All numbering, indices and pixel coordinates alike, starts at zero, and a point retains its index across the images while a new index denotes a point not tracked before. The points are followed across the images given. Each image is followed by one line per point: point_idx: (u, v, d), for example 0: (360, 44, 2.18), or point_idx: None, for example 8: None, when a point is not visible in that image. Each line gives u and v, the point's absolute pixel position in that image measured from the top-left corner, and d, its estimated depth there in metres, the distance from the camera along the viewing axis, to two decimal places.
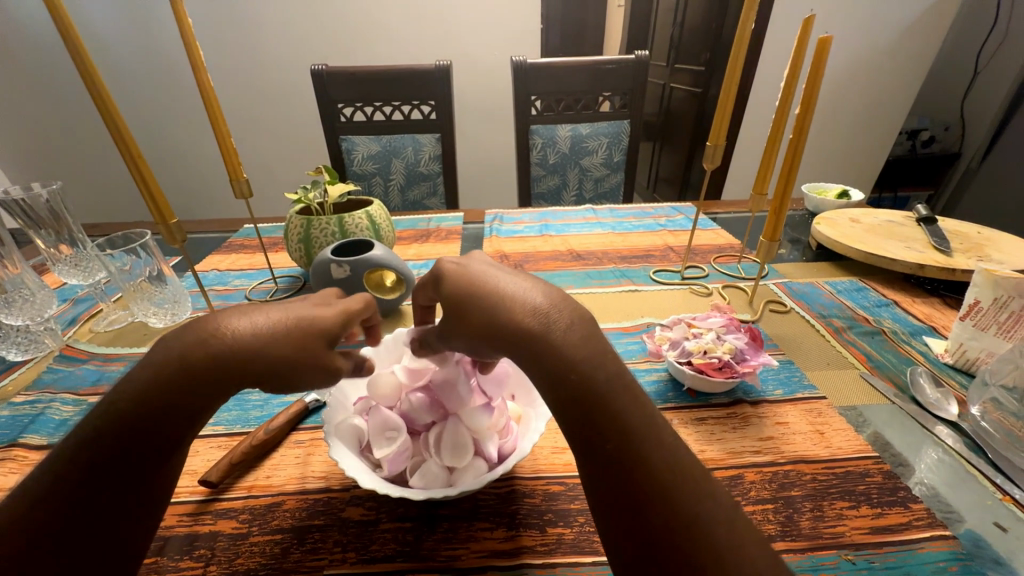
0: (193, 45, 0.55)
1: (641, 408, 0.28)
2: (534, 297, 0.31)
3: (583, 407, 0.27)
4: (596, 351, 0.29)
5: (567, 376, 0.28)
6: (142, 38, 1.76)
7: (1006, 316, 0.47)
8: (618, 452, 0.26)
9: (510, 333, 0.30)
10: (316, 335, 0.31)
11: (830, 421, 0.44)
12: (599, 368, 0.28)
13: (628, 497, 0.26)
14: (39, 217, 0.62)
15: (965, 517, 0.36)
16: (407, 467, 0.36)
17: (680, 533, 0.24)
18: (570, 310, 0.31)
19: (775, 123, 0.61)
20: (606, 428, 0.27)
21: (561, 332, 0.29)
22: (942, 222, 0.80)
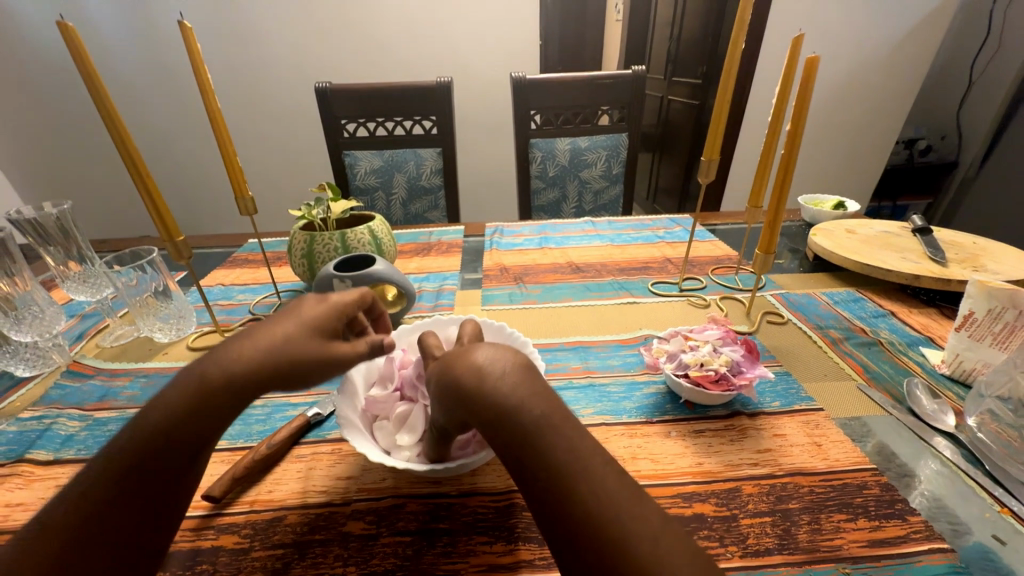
0: (202, 72, 0.57)
1: (581, 449, 0.25)
2: (476, 355, 0.30)
3: (523, 457, 0.25)
4: (529, 391, 0.27)
5: (504, 425, 0.26)
6: (150, 57, 1.81)
7: (1000, 328, 0.48)
8: (560, 503, 0.23)
9: (452, 389, 0.29)
10: (314, 332, 0.35)
11: (828, 433, 0.44)
12: (534, 407, 0.26)
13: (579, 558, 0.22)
14: (50, 235, 0.64)
15: (967, 528, 0.36)
16: (376, 415, 0.42)
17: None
18: (511, 359, 0.29)
19: (769, 138, 0.62)
20: (545, 476, 0.24)
21: (499, 381, 0.27)
22: (938, 232, 0.80)
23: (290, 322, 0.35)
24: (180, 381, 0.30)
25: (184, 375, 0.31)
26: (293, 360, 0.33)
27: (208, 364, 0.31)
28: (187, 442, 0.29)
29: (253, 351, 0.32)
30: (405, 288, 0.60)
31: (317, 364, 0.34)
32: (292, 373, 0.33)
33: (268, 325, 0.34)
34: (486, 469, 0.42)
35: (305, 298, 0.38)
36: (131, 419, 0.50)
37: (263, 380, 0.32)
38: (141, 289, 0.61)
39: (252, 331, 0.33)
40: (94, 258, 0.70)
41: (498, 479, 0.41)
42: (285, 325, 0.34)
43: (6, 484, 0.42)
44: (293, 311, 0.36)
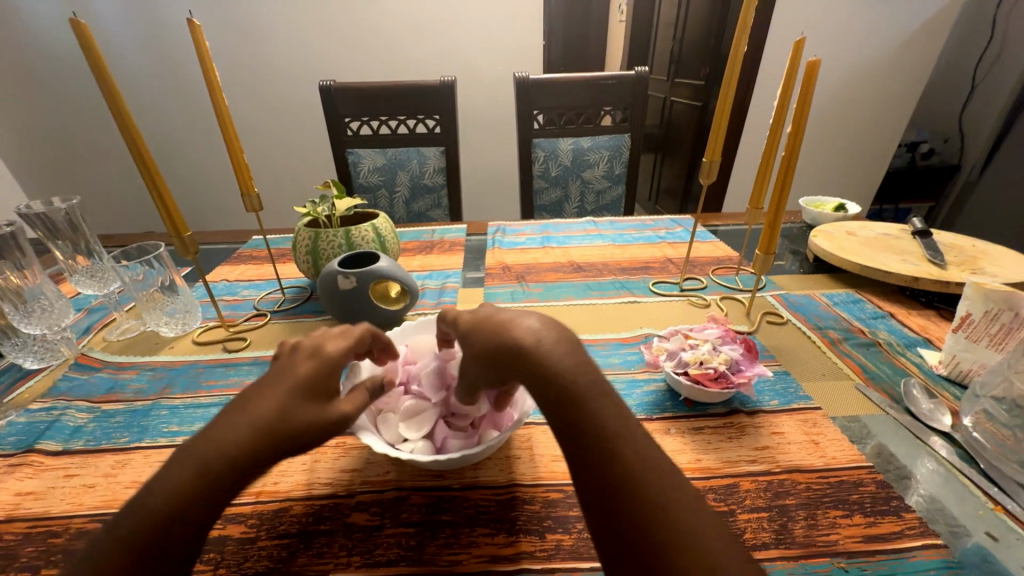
0: (209, 68, 0.57)
1: (617, 413, 0.30)
2: (530, 321, 0.35)
3: (563, 409, 0.30)
4: (576, 358, 0.33)
5: (551, 381, 0.31)
6: (156, 54, 1.82)
7: (996, 329, 0.48)
8: (593, 450, 0.29)
9: (506, 349, 0.34)
10: (309, 395, 0.34)
11: (825, 431, 0.45)
12: (578, 370, 0.32)
13: (601, 496, 0.27)
14: (58, 229, 0.64)
15: (966, 528, 0.36)
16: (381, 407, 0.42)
17: (649, 528, 0.25)
18: (560, 330, 0.35)
19: (770, 139, 0.63)
20: (583, 429, 0.29)
21: (550, 345, 0.33)
22: (938, 234, 0.81)
23: (281, 388, 0.34)
24: (182, 461, 0.29)
25: (180, 456, 0.30)
26: (293, 431, 0.32)
27: (209, 439, 0.30)
28: (186, 530, 0.28)
29: (247, 428, 0.31)
30: (409, 285, 0.61)
31: (320, 430, 0.33)
32: (295, 443, 0.32)
33: (259, 395, 0.33)
34: (488, 463, 0.43)
35: (296, 352, 0.37)
36: (139, 411, 0.51)
37: (263, 456, 0.31)
38: (148, 283, 0.61)
39: (241, 405, 0.32)
40: (101, 253, 0.71)
41: (500, 472, 0.42)
42: (277, 392, 0.33)
43: (17, 474, 0.43)
44: (281, 373, 0.35)
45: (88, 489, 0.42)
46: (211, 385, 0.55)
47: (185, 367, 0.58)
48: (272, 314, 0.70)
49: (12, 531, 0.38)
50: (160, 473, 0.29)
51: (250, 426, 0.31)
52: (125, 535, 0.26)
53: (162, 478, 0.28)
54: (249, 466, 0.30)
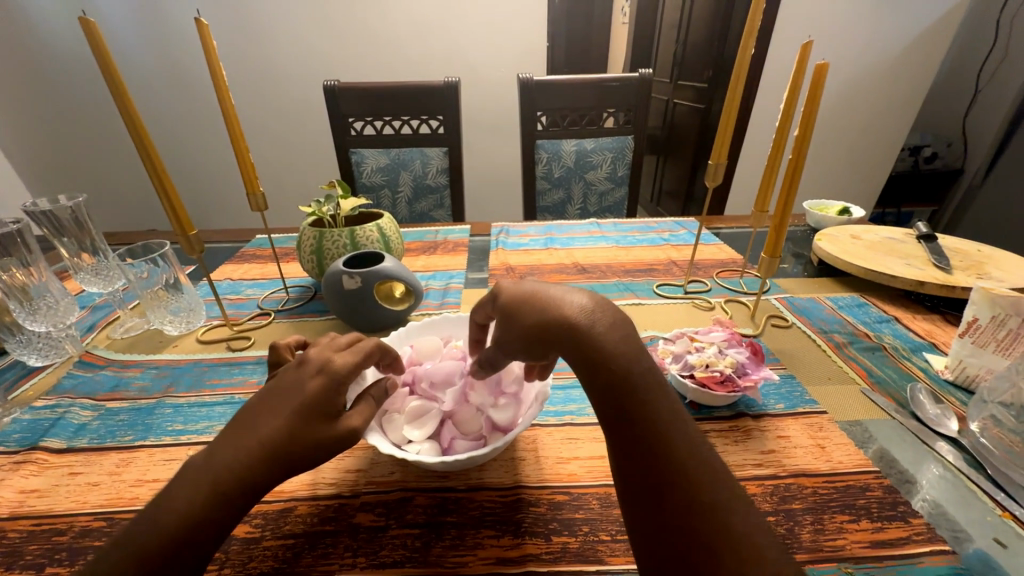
0: (217, 69, 0.57)
1: (667, 404, 0.32)
2: (581, 301, 0.36)
3: (616, 393, 0.31)
4: (629, 345, 0.34)
5: (606, 365, 0.32)
6: (160, 53, 1.82)
7: (1003, 334, 0.48)
8: (645, 436, 0.30)
9: (559, 326, 0.35)
10: (316, 413, 0.33)
11: (831, 436, 0.45)
12: (633, 355, 0.33)
13: (648, 478, 0.29)
14: (64, 226, 0.64)
15: (971, 535, 0.36)
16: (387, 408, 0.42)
17: (698, 511, 0.27)
18: (610, 313, 0.35)
19: (776, 142, 0.63)
20: (634, 410, 0.31)
21: (603, 329, 0.34)
22: (943, 239, 0.81)
23: (286, 408, 0.33)
24: (194, 477, 0.30)
25: (198, 466, 0.30)
26: (296, 452, 0.32)
27: (219, 458, 0.30)
28: (196, 546, 0.28)
29: (254, 447, 0.31)
30: (413, 286, 0.61)
31: (327, 448, 0.33)
32: (298, 464, 0.32)
33: (267, 414, 0.33)
34: (493, 465, 0.43)
35: (304, 368, 0.35)
36: (143, 409, 0.51)
37: (268, 475, 0.31)
38: (152, 281, 0.61)
39: (251, 423, 0.33)
40: (106, 251, 0.71)
41: (504, 474, 0.42)
42: (282, 412, 0.33)
43: (21, 471, 0.43)
44: (288, 391, 0.34)
45: (92, 487, 0.41)
46: (214, 383, 0.54)
47: (189, 366, 0.58)
48: (276, 313, 0.70)
49: (16, 529, 0.38)
50: (178, 483, 0.30)
51: (256, 446, 0.31)
52: (136, 550, 0.27)
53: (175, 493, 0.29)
54: (256, 485, 0.30)
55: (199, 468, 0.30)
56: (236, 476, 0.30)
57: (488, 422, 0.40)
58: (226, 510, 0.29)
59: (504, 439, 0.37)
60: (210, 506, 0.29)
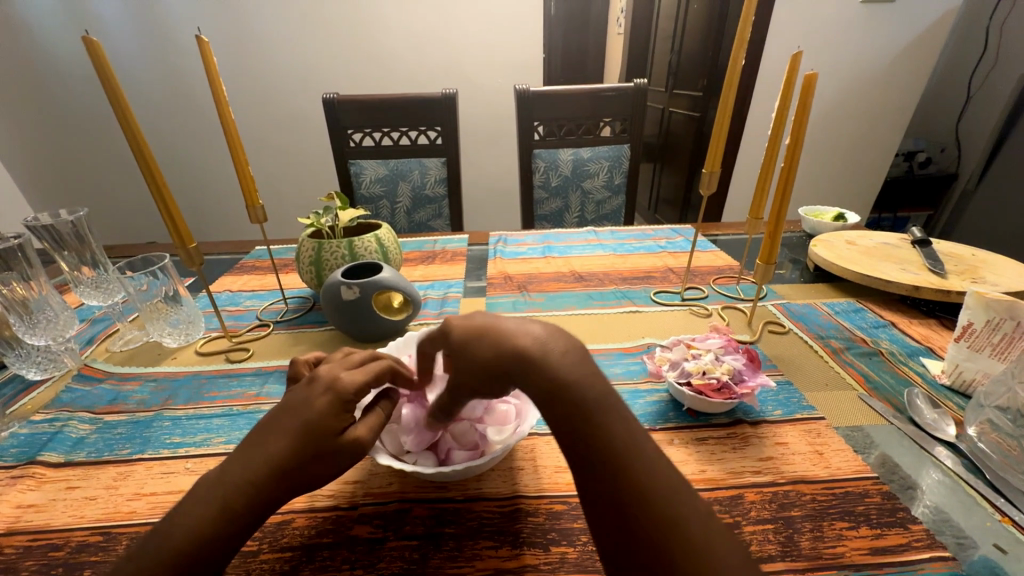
0: (217, 85, 0.58)
1: (626, 427, 0.30)
2: (533, 329, 0.33)
3: (573, 422, 0.30)
4: (583, 368, 0.31)
5: (560, 394, 0.30)
6: (162, 67, 1.85)
7: (999, 338, 0.48)
8: (605, 465, 0.28)
9: (507, 359, 0.32)
10: (323, 434, 0.33)
11: (829, 442, 0.45)
12: (589, 384, 0.31)
13: (611, 508, 0.28)
14: (64, 239, 0.65)
15: (978, 543, 0.36)
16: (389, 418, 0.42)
17: (661, 541, 0.26)
18: (566, 338, 0.33)
19: (769, 149, 0.63)
20: (591, 437, 0.29)
21: (557, 356, 0.32)
22: (938, 244, 0.81)
23: (295, 427, 0.32)
24: (207, 495, 0.30)
25: (211, 481, 0.31)
26: (303, 471, 0.32)
27: (230, 476, 0.31)
28: (206, 564, 0.28)
29: (264, 466, 0.31)
30: (412, 295, 0.61)
31: (338, 465, 0.34)
32: (306, 480, 0.32)
33: (276, 433, 0.32)
34: (491, 475, 0.43)
35: (315, 383, 0.34)
36: (141, 422, 0.51)
37: (277, 494, 0.31)
38: (152, 293, 0.62)
39: (261, 440, 0.32)
40: (106, 264, 0.71)
41: (503, 484, 0.42)
42: (289, 430, 0.32)
43: (18, 486, 0.43)
44: (297, 407, 0.33)
45: (89, 502, 0.41)
46: (213, 396, 0.55)
47: (187, 378, 0.58)
48: (274, 325, 0.70)
49: (13, 545, 0.38)
50: (192, 498, 0.30)
51: (266, 466, 0.31)
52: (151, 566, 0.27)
53: (190, 508, 0.30)
54: (266, 503, 0.31)
55: (212, 484, 0.31)
56: (247, 494, 0.30)
57: (482, 431, 0.40)
58: (237, 528, 0.30)
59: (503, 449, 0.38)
60: (221, 525, 0.29)
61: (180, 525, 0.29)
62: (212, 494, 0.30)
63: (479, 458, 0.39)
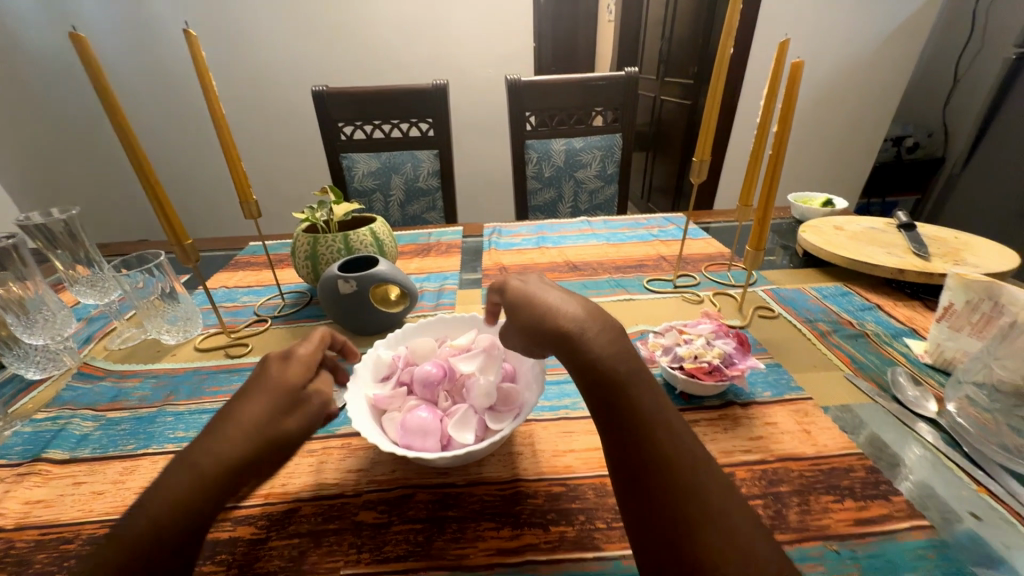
0: (207, 81, 0.58)
1: (655, 400, 0.33)
2: (574, 310, 0.38)
3: (606, 389, 0.34)
4: (622, 350, 0.36)
5: (594, 367, 0.35)
6: (143, 60, 1.81)
7: (978, 318, 0.50)
8: (631, 428, 0.32)
9: (551, 333, 0.38)
10: (290, 394, 0.37)
11: (816, 420, 0.47)
12: (622, 362, 0.35)
13: (634, 465, 0.31)
14: (57, 238, 0.65)
15: (963, 517, 0.37)
16: (390, 408, 0.42)
17: (678, 499, 0.29)
18: (602, 320, 0.38)
19: (759, 136, 0.64)
20: (622, 404, 0.33)
21: (595, 334, 0.36)
22: (923, 227, 0.83)
23: (261, 395, 0.36)
24: (182, 466, 0.32)
25: (180, 461, 0.32)
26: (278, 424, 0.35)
27: (203, 449, 0.33)
28: (193, 523, 0.30)
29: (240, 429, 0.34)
30: (409, 288, 0.61)
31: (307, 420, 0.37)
32: (284, 436, 0.35)
33: (245, 402, 0.36)
34: (491, 460, 0.44)
35: (267, 361, 0.39)
36: (144, 418, 0.51)
37: (254, 453, 0.34)
38: (148, 290, 0.62)
39: (230, 412, 0.35)
40: (101, 262, 0.71)
41: (502, 469, 0.43)
42: (258, 396, 0.36)
43: (25, 483, 0.44)
44: (259, 378, 0.37)
45: (97, 496, 0.42)
46: (214, 391, 0.55)
47: (187, 374, 0.58)
48: (272, 320, 0.70)
49: (24, 539, 0.39)
50: (161, 477, 0.31)
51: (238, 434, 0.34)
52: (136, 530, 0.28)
53: (167, 479, 0.31)
54: (243, 466, 0.33)
55: (186, 458, 0.32)
56: (223, 458, 0.32)
57: (483, 419, 0.41)
58: (221, 490, 0.32)
59: (502, 434, 0.39)
60: (202, 489, 0.31)
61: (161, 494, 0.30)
62: (191, 463, 0.32)
63: (480, 443, 0.39)
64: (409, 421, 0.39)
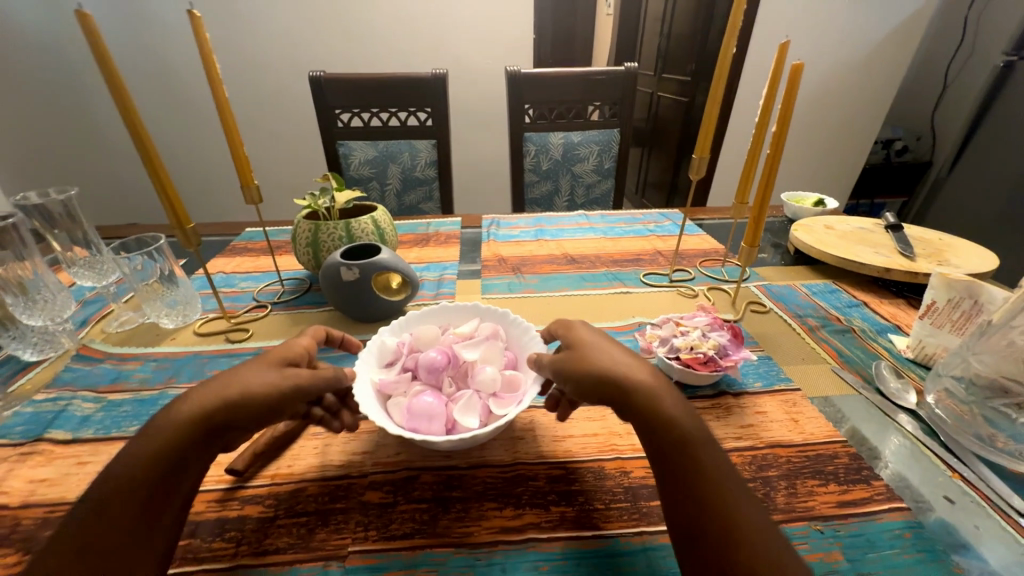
0: (211, 63, 0.58)
1: (721, 465, 0.35)
2: (643, 370, 0.39)
3: (674, 450, 0.35)
4: (689, 411, 0.38)
5: (661, 423, 0.36)
6: (131, 38, 1.75)
7: (958, 315, 0.53)
8: (698, 490, 0.33)
9: (621, 391, 0.38)
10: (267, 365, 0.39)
11: (804, 410, 0.49)
12: (690, 427, 0.36)
13: (698, 527, 0.32)
14: (55, 218, 0.64)
15: (935, 505, 0.40)
16: (395, 392, 0.43)
17: (741, 563, 0.30)
18: (668, 385, 0.39)
19: (756, 136, 0.66)
20: (688, 464, 0.34)
21: (666, 397, 0.37)
22: (909, 228, 0.86)
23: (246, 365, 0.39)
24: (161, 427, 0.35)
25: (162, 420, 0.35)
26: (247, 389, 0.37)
27: (180, 410, 0.35)
28: (166, 476, 0.33)
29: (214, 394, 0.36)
30: (411, 277, 0.62)
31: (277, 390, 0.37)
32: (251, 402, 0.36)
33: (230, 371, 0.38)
34: (493, 444, 0.45)
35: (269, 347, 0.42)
36: (146, 400, 0.52)
37: (223, 417, 0.35)
38: (147, 273, 0.61)
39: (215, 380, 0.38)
40: (99, 245, 0.70)
41: (504, 452, 0.44)
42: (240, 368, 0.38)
43: (28, 462, 0.44)
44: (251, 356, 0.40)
45: None
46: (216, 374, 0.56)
47: (188, 358, 0.58)
48: (272, 305, 0.70)
49: (31, 516, 0.39)
50: (145, 433, 0.35)
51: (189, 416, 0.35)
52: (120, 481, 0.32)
53: (149, 435, 0.34)
54: (213, 428, 0.35)
55: (166, 418, 0.35)
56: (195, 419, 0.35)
57: (486, 404, 0.42)
58: (190, 450, 0.34)
59: (505, 420, 0.40)
60: (176, 446, 0.34)
61: (141, 449, 0.34)
62: (168, 424, 0.35)
63: (481, 428, 0.40)
64: (415, 405, 0.40)
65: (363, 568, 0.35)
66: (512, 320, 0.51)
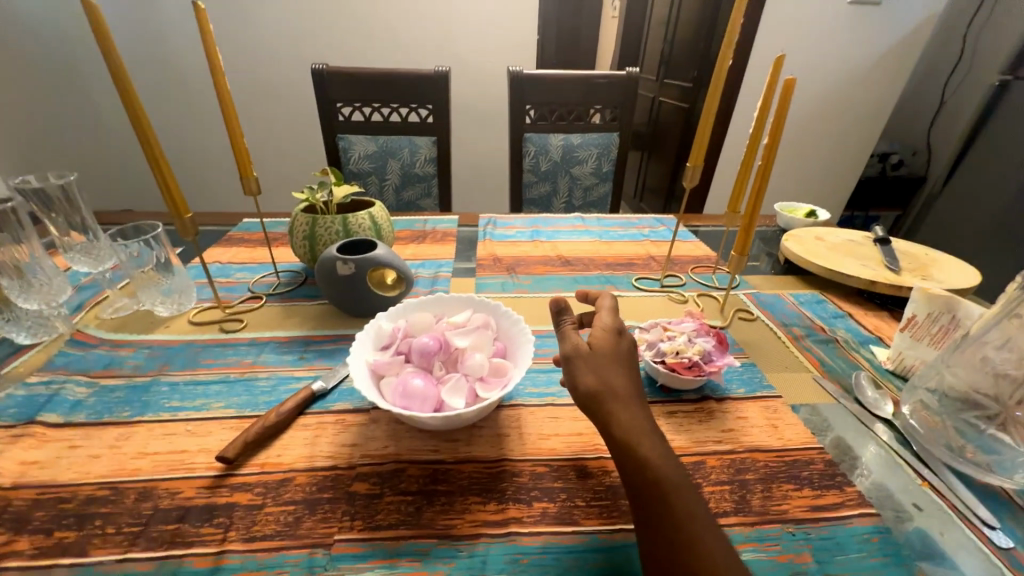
0: (214, 57, 0.58)
1: (698, 510, 0.33)
2: (627, 402, 0.37)
3: (651, 494, 0.33)
4: (668, 452, 0.35)
5: (637, 463, 0.34)
6: (133, 22, 1.74)
7: (937, 329, 0.54)
8: (674, 541, 0.31)
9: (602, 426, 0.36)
10: None
11: (784, 417, 0.50)
12: (665, 467, 0.34)
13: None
14: (53, 202, 0.65)
15: (914, 518, 0.40)
16: (390, 372, 0.44)
17: None
18: (649, 418, 0.37)
19: (750, 146, 0.67)
20: (663, 510, 0.32)
21: (643, 433, 0.35)
22: (898, 242, 0.87)
23: None
24: None
25: None
26: None
27: None
28: None
29: None
30: (405, 273, 0.62)
31: None
32: None
33: None
34: (479, 440, 0.46)
35: None
36: (138, 386, 0.52)
37: None
38: (143, 260, 0.62)
39: None
40: (97, 231, 0.71)
41: (490, 448, 0.45)
42: None
43: (20, 444, 0.44)
44: None
45: (93, 459, 0.43)
46: (209, 363, 0.56)
47: (182, 346, 0.59)
48: (267, 297, 0.71)
49: (21, 497, 0.40)
50: None
51: None
52: None
53: None
54: None
55: None
56: None
57: (474, 388, 0.43)
58: None
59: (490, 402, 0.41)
60: None
61: None
62: None
63: (470, 409, 0.41)
64: (408, 386, 0.41)
65: (348, 556, 0.36)
66: (503, 313, 0.52)
